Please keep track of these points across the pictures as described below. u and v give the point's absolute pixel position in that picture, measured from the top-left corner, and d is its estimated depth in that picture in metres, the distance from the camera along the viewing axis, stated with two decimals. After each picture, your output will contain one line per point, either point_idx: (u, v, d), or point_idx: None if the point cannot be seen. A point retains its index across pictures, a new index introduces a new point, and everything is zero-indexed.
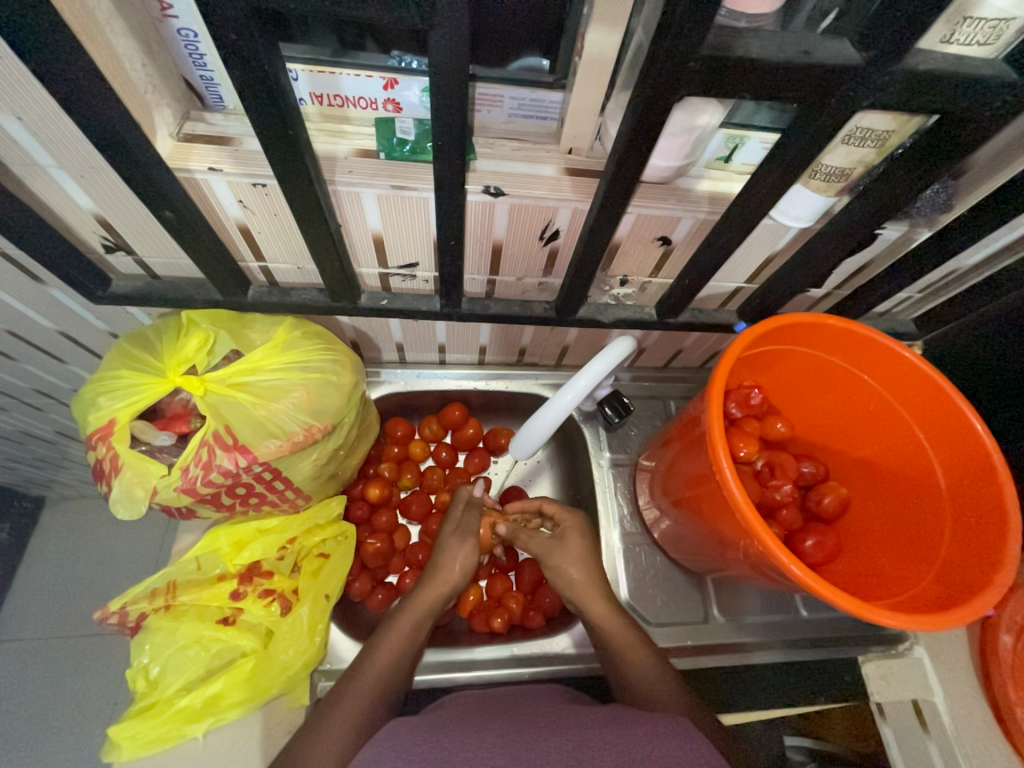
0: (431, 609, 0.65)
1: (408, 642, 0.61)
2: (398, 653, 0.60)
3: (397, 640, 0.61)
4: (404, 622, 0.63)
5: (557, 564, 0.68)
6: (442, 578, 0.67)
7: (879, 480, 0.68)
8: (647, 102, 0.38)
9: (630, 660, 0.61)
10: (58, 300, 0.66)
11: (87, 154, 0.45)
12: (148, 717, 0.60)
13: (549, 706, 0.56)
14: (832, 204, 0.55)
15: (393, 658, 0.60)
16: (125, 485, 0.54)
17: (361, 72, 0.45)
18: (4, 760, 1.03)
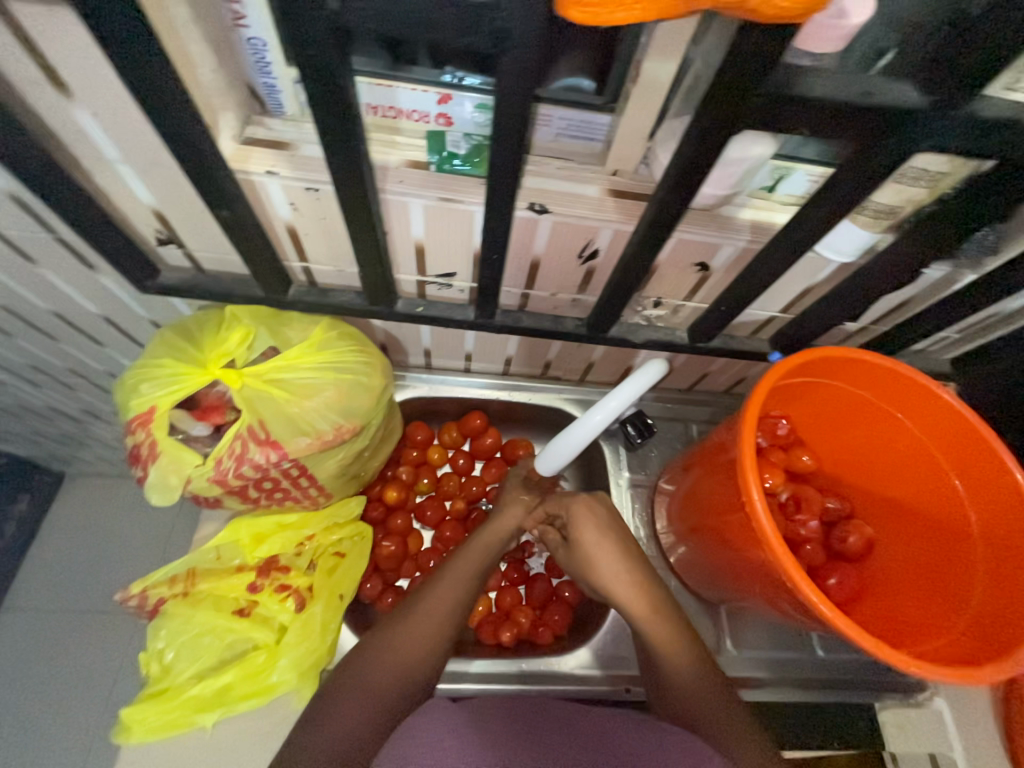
0: (482, 556, 0.68)
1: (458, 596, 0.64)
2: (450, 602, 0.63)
3: (448, 597, 0.63)
4: (449, 579, 0.65)
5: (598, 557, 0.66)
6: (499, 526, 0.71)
7: (908, 524, 0.66)
8: (703, 132, 0.38)
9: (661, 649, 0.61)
10: (105, 286, 0.68)
11: (154, 151, 0.47)
12: (159, 702, 0.60)
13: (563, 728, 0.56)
14: (877, 241, 0.54)
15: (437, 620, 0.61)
16: (161, 472, 0.55)
17: (417, 85, 0.46)
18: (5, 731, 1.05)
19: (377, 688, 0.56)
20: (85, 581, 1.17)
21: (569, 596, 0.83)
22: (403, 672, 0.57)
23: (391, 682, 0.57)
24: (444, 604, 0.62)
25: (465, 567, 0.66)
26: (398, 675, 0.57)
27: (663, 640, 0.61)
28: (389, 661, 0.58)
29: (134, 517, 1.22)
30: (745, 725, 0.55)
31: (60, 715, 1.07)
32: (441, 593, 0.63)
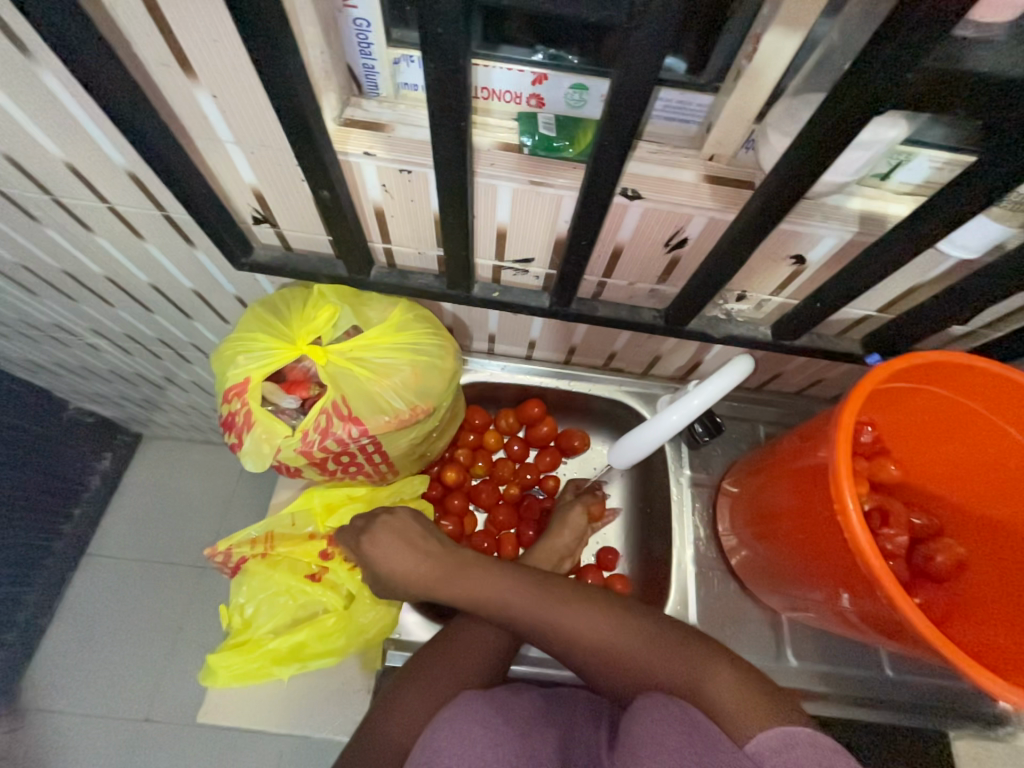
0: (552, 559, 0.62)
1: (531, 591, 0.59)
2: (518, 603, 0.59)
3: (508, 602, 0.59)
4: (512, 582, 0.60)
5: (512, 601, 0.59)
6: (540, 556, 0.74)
7: (1006, 546, 0.61)
8: (841, 114, 0.35)
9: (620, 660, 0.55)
10: (200, 262, 0.72)
11: (265, 132, 0.49)
12: (242, 652, 0.64)
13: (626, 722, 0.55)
14: (1007, 237, 0.49)
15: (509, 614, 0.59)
16: (256, 440, 0.58)
17: (513, 66, 0.46)
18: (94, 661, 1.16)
19: (455, 668, 0.58)
20: (177, 530, 1.33)
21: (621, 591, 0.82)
22: (477, 661, 0.59)
23: (462, 667, 0.58)
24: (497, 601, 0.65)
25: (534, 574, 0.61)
26: (468, 662, 0.59)
27: (609, 634, 0.56)
28: (465, 652, 0.59)
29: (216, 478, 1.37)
30: (753, 689, 0.48)
31: (154, 646, 1.24)
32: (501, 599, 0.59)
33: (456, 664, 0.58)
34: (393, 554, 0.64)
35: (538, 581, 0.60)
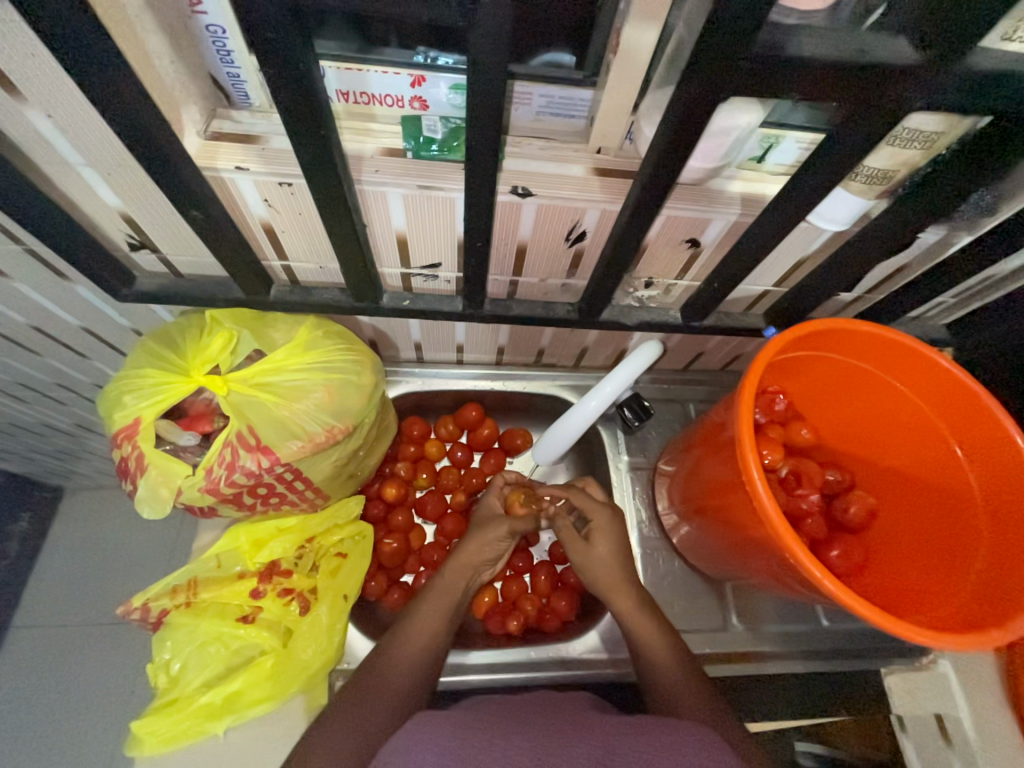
0: (461, 581, 0.66)
1: (443, 613, 0.63)
2: (434, 625, 0.62)
3: (425, 626, 0.61)
4: (430, 606, 0.63)
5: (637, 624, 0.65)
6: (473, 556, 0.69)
7: (911, 492, 0.65)
8: (689, 103, 0.37)
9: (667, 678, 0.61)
10: (80, 296, 0.66)
11: (117, 153, 0.45)
12: (169, 713, 0.60)
13: (575, 713, 0.56)
14: (871, 207, 0.53)
15: (428, 635, 0.61)
16: (150, 485, 0.54)
17: (389, 68, 0.44)
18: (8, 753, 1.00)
19: (388, 696, 0.55)
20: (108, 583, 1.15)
21: (573, 583, 0.84)
22: (408, 684, 0.57)
23: (394, 694, 0.56)
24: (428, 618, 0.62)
25: (446, 596, 0.64)
26: (399, 688, 0.56)
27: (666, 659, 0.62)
28: (393, 678, 0.57)
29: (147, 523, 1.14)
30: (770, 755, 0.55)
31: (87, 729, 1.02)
32: (421, 623, 0.62)
33: (388, 693, 0.55)
34: (617, 555, 0.68)
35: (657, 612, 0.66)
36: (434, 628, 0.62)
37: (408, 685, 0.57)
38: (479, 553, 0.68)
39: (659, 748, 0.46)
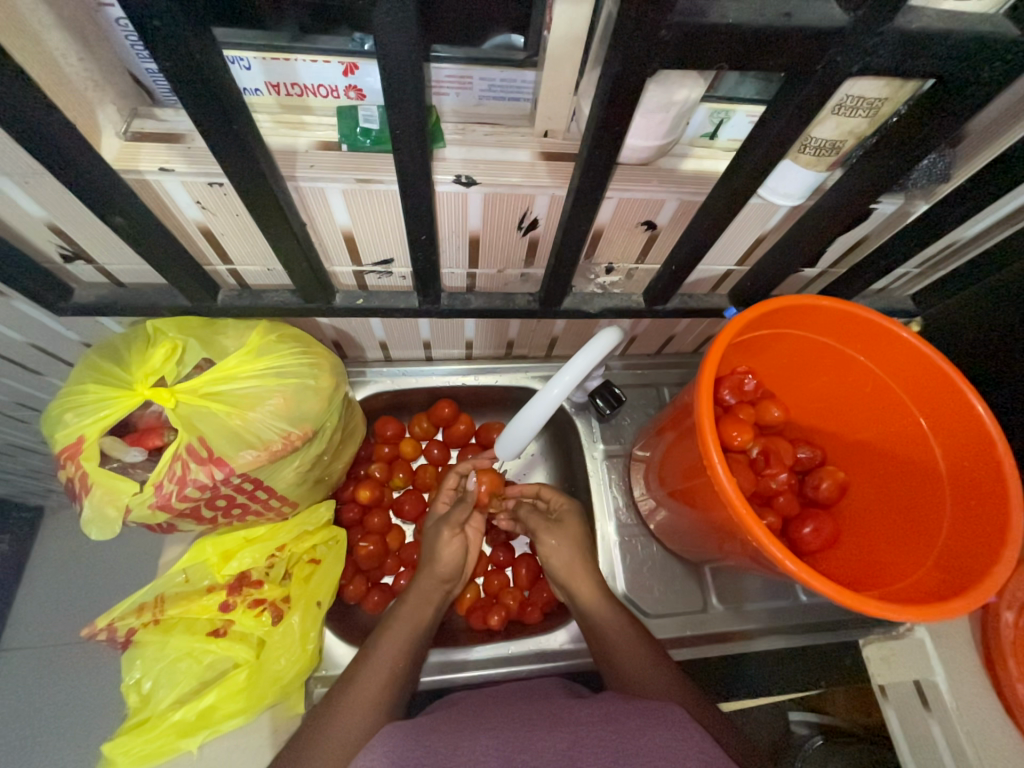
0: (427, 608, 0.66)
1: (406, 647, 0.62)
2: (396, 658, 0.60)
3: (393, 650, 0.61)
4: (391, 640, 0.62)
5: (582, 595, 0.67)
6: (436, 568, 0.69)
7: (880, 463, 0.65)
8: (618, 77, 0.35)
9: (622, 655, 0.61)
10: (23, 314, 0.63)
11: (30, 161, 0.43)
12: (141, 732, 0.59)
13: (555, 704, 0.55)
14: (823, 178, 0.52)
15: (391, 666, 0.59)
16: (97, 505, 0.52)
17: (318, 57, 0.42)
18: None
19: (358, 721, 0.54)
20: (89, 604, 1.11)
21: None
22: (374, 708, 0.56)
23: (360, 727, 0.54)
24: (388, 653, 0.60)
25: (409, 629, 0.63)
26: (363, 720, 0.54)
27: (613, 633, 0.63)
28: (356, 708, 0.55)
29: (128, 535, 1.11)
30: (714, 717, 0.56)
31: (78, 750, 0.98)
32: (383, 655, 0.60)
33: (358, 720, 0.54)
34: (566, 548, 0.70)
35: (606, 597, 0.67)
36: (397, 661, 0.60)
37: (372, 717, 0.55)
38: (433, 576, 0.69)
39: (627, 734, 0.46)
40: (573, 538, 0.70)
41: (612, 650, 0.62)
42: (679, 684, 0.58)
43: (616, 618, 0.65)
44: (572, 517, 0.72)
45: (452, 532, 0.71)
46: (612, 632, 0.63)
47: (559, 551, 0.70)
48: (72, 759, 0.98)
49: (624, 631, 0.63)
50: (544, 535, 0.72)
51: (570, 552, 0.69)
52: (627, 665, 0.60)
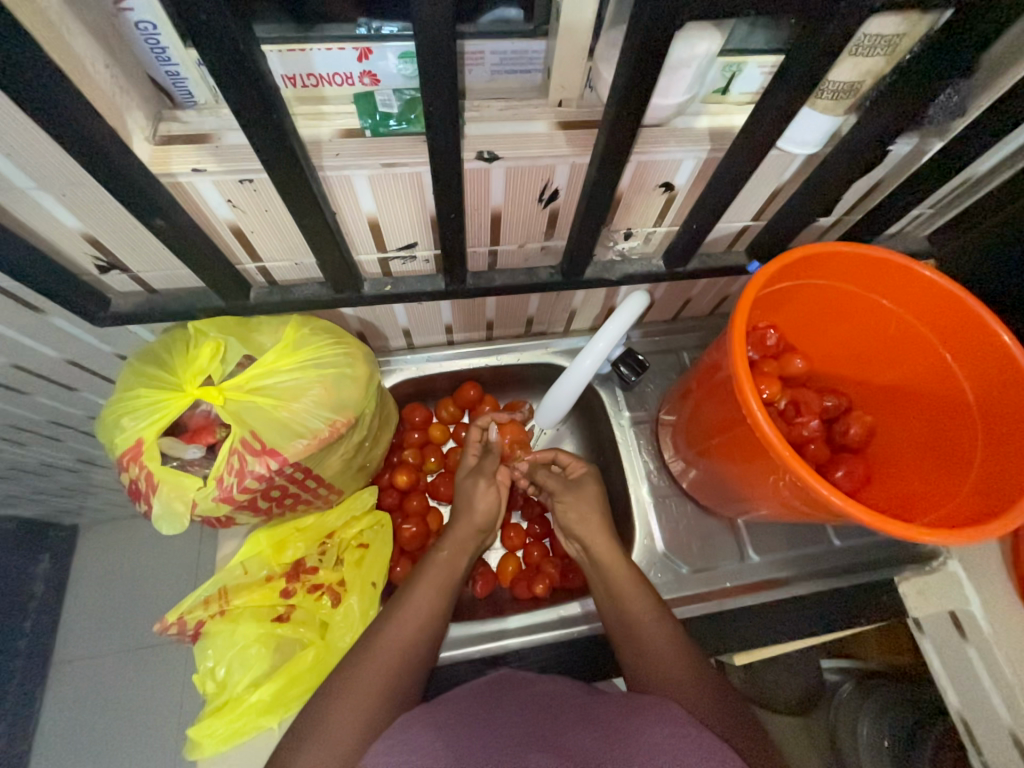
0: (460, 556, 0.69)
1: (441, 591, 0.65)
2: (431, 602, 0.63)
3: (416, 611, 0.62)
4: (427, 584, 0.65)
5: (595, 546, 0.69)
6: (471, 516, 0.72)
7: (907, 403, 0.67)
8: (645, 34, 0.36)
9: (637, 622, 0.62)
10: (61, 329, 0.64)
11: (71, 173, 0.44)
12: (223, 714, 0.62)
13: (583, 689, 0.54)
14: (840, 123, 0.52)
15: (427, 611, 0.62)
16: (165, 501, 0.55)
17: (332, 45, 0.43)
18: None
19: (393, 661, 0.57)
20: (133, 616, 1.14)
21: None
22: (407, 656, 0.58)
23: (394, 669, 0.56)
24: (423, 595, 0.63)
25: (443, 574, 0.66)
26: (399, 657, 0.58)
27: (628, 597, 0.64)
28: (392, 649, 0.58)
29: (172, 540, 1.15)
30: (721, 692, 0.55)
31: (149, 746, 1.03)
32: (419, 601, 0.63)
33: (389, 661, 0.57)
34: (587, 510, 0.72)
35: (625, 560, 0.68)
36: (434, 605, 0.63)
37: (406, 661, 0.58)
38: (468, 524, 0.72)
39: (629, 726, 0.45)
40: (592, 499, 0.73)
41: (628, 616, 0.63)
42: (692, 659, 0.58)
43: (631, 582, 0.66)
44: (590, 482, 0.75)
45: (490, 483, 0.74)
46: (626, 595, 0.65)
47: (582, 513, 0.72)
48: (144, 756, 1.03)
49: (639, 599, 0.64)
50: (564, 494, 0.75)
51: (588, 510, 0.72)
52: (644, 636, 0.61)
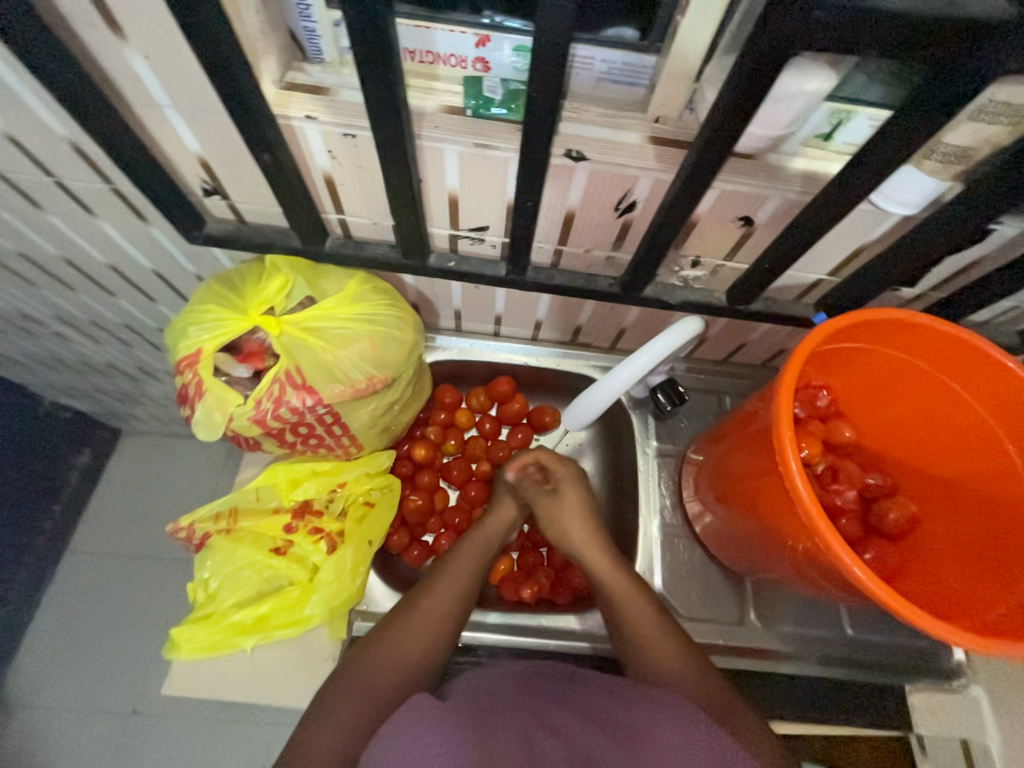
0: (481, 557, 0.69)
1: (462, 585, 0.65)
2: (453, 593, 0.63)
3: (441, 599, 0.62)
4: (449, 576, 0.65)
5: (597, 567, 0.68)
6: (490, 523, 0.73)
7: (959, 499, 0.62)
8: (758, 59, 0.36)
9: (637, 632, 0.62)
10: (156, 239, 0.70)
11: (204, 97, 0.48)
12: (205, 625, 0.65)
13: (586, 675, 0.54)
14: (944, 191, 0.50)
15: (449, 600, 0.63)
16: (207, 410, 0.59)
17: (455, 27, 0.45)
18: (52, 659, 1.08)
19: (413, 649, 0.58)
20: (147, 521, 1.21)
21: None
22: (427, 645, 0.59)
23: (414, 656, 0.57)
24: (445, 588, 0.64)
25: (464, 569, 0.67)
26: (421, 643, 0.58)
27: (632, 614, 0.63)
28: (415, 634, 0.59)
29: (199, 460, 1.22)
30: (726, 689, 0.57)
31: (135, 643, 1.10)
32: (442, 589, 0.63)
33: (410, 649, 0.58)
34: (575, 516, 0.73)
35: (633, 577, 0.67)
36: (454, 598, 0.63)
37: (426, 651, 0.58)
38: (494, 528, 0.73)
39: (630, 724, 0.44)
40: (580, 508, 0.74)
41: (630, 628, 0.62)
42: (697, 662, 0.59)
43: (640, 599, 0.64)
44: (573, 488, 0.75)
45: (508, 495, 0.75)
46: (631, 610, 0.63)
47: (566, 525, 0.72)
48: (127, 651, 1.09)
49: (648, 617, 0.63)
50: (548, 507, 0.74)
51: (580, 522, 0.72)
52: (646, 641, 0.61)
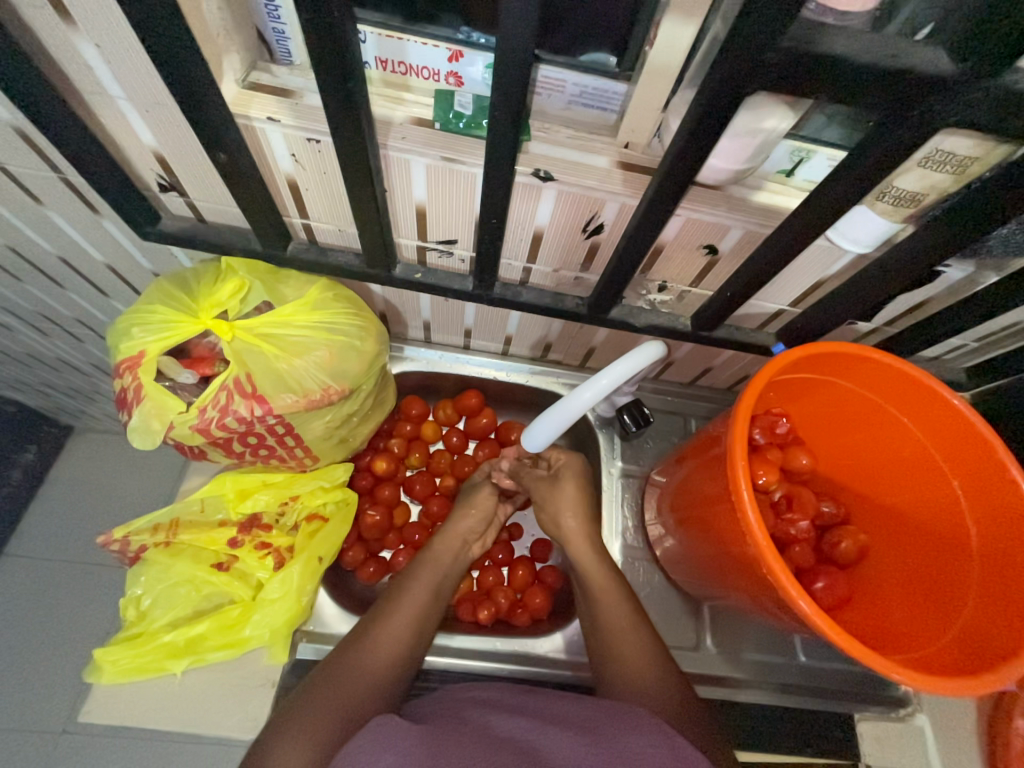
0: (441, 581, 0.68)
1: (424, 606, 0.63)
2: (414, 616, 0.61)
3: (404, 617, 0.61)
4: (413, 595, 0.64)
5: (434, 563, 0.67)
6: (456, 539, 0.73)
7: (907, 531, 0.63)
8: (714, 95, 0.37)
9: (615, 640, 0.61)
10: (109, 232, 0.67)
11: (158, 92, 0.47)
12: (132, 645, 0.61)
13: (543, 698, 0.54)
14: (895, 232, 0.52)
15: (412, 622, 0.61)
16: (144, 416, 0.56)
17: (429, 40, 0.45)
18: None
19: (370, 681, 0.54)
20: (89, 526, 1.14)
21: (551, 583, 0.83)
22: (386, 677, 0.55)
23: (368, 687, 0.54)
24: (406, 611, 0.61)
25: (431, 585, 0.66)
26: (381, 672, 0.55)
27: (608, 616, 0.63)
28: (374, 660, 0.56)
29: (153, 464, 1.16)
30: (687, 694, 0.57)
31: (62, 660, 1.02)
32: (407, 604, 0.62)
33: (363, 683, 0.54)
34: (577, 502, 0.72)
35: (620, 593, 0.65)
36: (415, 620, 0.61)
37: (383, 686, 0.55)
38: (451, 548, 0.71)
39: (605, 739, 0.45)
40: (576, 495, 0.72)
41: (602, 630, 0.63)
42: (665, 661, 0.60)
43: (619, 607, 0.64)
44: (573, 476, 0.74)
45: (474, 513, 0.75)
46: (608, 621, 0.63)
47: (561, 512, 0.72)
48: (53, 668, 1.01)
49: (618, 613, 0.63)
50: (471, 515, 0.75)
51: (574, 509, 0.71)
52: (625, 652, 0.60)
